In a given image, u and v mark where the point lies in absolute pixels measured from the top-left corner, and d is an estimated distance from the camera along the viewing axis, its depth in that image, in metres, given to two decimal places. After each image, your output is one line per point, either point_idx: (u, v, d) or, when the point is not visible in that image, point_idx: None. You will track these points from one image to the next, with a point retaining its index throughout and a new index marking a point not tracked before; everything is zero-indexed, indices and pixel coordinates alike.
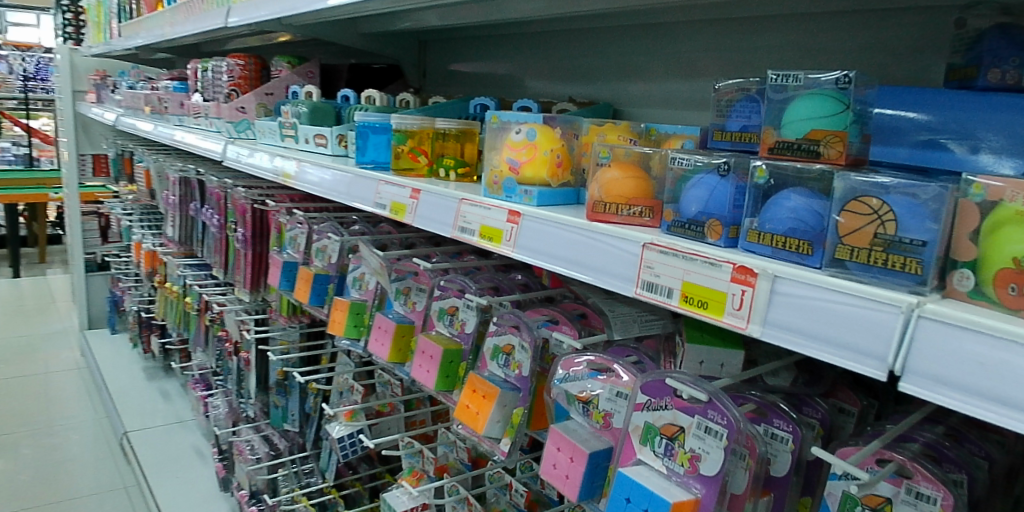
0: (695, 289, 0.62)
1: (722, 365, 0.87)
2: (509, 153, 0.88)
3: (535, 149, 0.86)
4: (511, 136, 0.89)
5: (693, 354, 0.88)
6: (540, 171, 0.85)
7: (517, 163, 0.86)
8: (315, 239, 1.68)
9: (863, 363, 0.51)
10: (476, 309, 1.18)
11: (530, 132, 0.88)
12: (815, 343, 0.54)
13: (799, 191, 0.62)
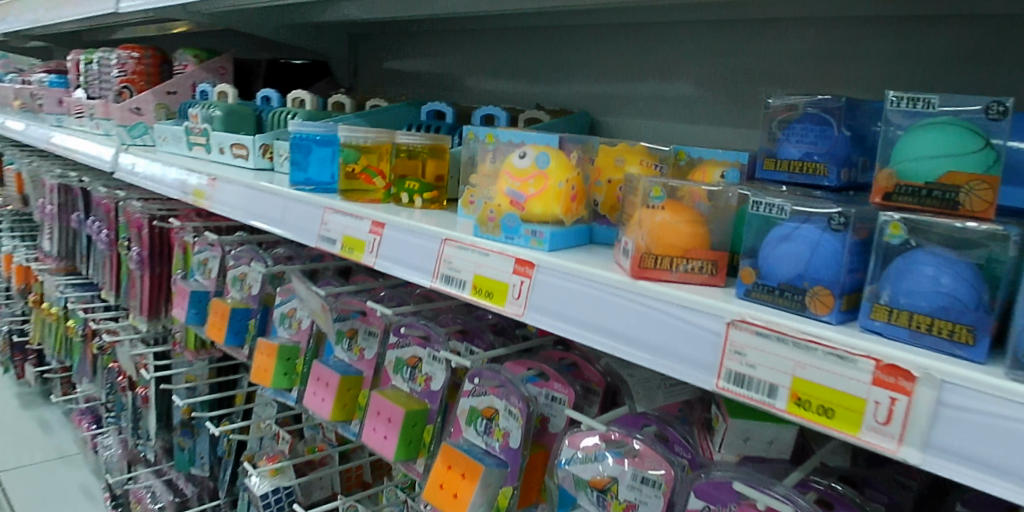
0: (814, 390, 0.46)
1: (770, 441, 0.71)
2: (514, 184, 0.69)
3: (547, 180, 0.68)
4: (514, 163, 0.71)
5: (738, 429, 0.71)
6: (555, 206, 0.67)
7: (524, 196, 0.68)
8: (231, 265, 1.42)
9: None
10: (445, 363, 0.97)
11: (541, 157, 0.70)
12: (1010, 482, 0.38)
13: (942, 255, 0.47)
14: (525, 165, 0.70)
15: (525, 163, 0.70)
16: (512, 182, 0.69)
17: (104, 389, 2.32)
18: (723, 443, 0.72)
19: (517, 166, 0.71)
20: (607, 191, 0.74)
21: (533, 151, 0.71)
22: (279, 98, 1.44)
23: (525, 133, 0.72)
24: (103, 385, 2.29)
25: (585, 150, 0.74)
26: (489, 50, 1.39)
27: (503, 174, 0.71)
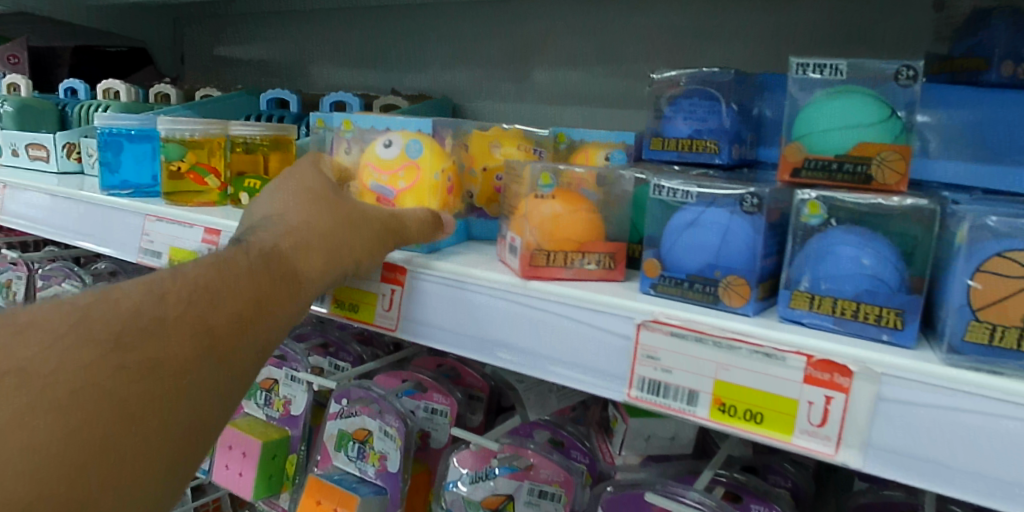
0: (739, 394, 0.40)
1: (671, 436, 0.66)
2: (381, 177, 0.60)
3: (420, 171, 0.59)
4: (379, 151, 0.61)
5: (637, 428, 0.66)
6: (431, 203, 0.59)
7: (393, 193, 0.59)
8: (39, 288, 1.20)
9: None
10: (306, 383, 0.85)
11: (411, 143, 0.59)
12: (952, 477, 0.36)
13: (864, 234, 0.43)
14: (391, 155, 0.60)
15: (392, 151, 0.60)
16: (379, 176, 0.60)
17: None
18: (625, 444, 0.67)
19: (381, 155, 0.60)
20: (481, 178, 0.65)
21: (400, 135, 0.60)
22: (86, 89, 1.21)
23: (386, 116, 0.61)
24: None
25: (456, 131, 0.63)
26: (333, 30, 1.25)
27: (365, 165, 0.61)
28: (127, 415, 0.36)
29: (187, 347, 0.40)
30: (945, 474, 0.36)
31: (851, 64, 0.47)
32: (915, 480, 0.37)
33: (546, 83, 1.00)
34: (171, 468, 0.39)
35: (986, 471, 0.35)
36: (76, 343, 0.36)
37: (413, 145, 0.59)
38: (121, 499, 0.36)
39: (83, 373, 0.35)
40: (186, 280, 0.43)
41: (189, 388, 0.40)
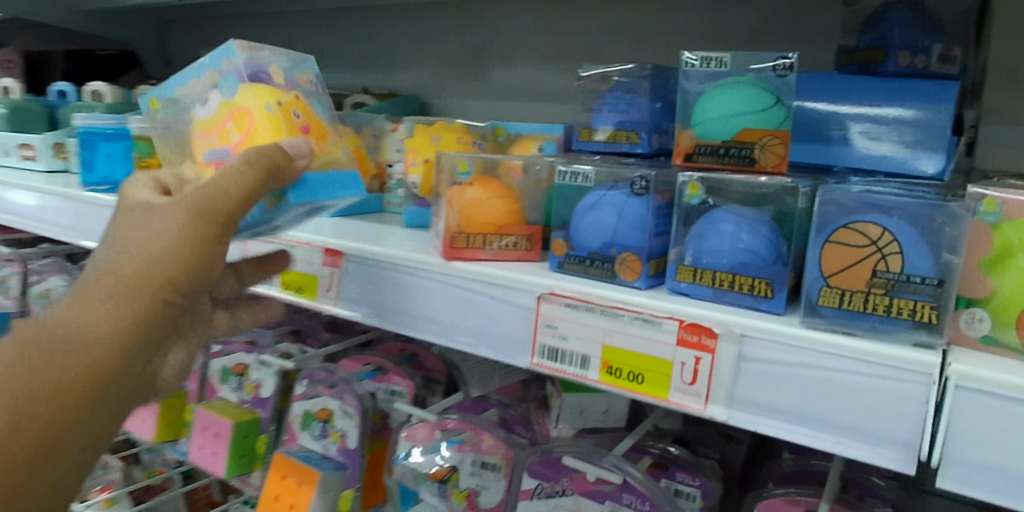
0: (623, 356, 0.45)
1: (604, 410, 0.71)
2: (212, 140, 0.58)
3: (241, 111, 0.57)
4: (200, 114, 0.60)
5: (572, 403, 0.71)
6: (266, 139, 0.56)
7: (230, 149, 0.57)
8: (32, 282, 1.25)
9: (879, 452, 0.38)
10: (274, 367, 0.90)
11: (225, 79, 0.60)
12: (807, 425, 0.40)
13: (741, 210, 0.47)
14: (214, 111, 0.59)
15: (211, 104, 0.60)
16: (210, 139, 0.58)
17: None
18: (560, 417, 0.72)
19: (203, 116, 0.60)
20: (317, 123, 0.62)
21: (214, 88, 0.60)
22: (74, 91, 1.26)
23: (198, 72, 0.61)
24: None
25: (280, 70, 0.63)
26: (311, 32, 1.30)
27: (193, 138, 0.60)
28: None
29: (21, 453, 0.36)
30: (800, 423, 0.40)
31: (734, 56, 0.51)
32: (773, 429, 0.41)
33: (507, 80, 1.04)
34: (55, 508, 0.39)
35: (835, 418, 0.39)
36: None
37: (226, 81, 0.60)
38: None
39: None
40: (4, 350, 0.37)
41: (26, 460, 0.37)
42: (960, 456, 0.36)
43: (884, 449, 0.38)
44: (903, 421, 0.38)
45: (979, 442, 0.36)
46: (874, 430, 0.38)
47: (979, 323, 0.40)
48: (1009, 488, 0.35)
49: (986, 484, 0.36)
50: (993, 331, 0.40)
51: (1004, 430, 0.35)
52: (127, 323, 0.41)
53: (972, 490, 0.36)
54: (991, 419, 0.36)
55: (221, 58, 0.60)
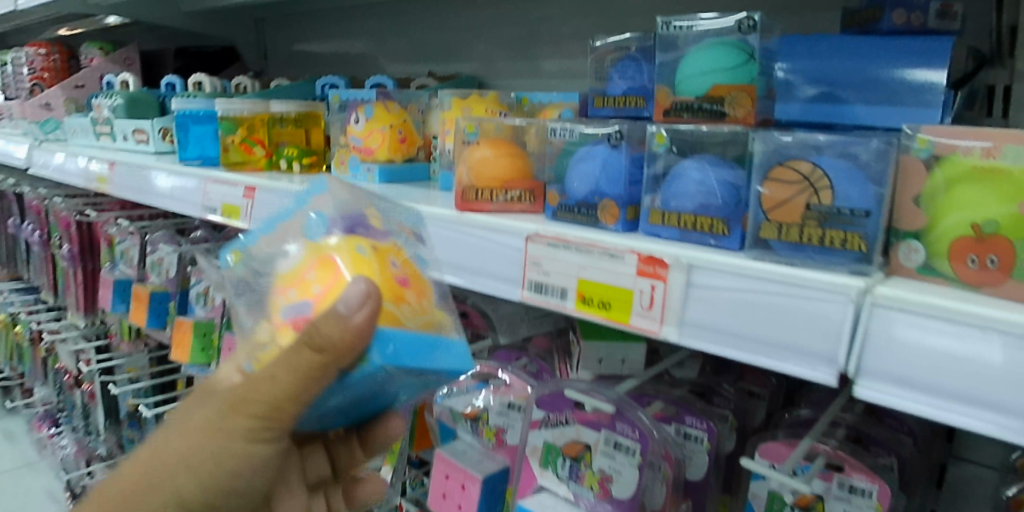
0: (594, 287, 0.51)
1: (623, 360, 0.79)
2: (285, 293, 0.47)
3: (327, 257, 0.48)
4: (270, 264, 0.50)
5: (591, 352, 0.79)
6: (358, 284, 0.46)
7: (310, 300, 0.46)
8: (149, 251, 1.43)
9: (807, 367, 0.42)
10: None
11: (314, 222, 0.52)
12: (757, 349, 0.44)
13: (704, 159, 0.52)
14: (290, 257, 0.49)
15: (287, 250, 0.51)
16: (281, 293, 0.47)
17: (44, 385, 2.25)
18: (581, 364, 0.79)
19: (275, 267, 0.50)
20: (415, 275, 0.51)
21: (293, 234, 0.52)
22: (183, 84, 1.43)
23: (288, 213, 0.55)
24: (41, 380, 2.22)
25: (377, 213, 0.56)
26: (386, 24, 1.42)
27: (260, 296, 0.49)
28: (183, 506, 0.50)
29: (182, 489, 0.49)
30: (751, 347, 0.44)
31: (700, 22, 0.56)
32: (718, 349, 0.45)
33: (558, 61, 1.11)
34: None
35: (780, 341, 0.43)
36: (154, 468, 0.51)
37: (315, 226, 0.51)
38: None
39: None
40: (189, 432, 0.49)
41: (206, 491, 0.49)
42: (886, 371, 0.39)
43: (824, 368, 0.41)
44: (838, 342, 0.41)
45: (905, 359, 0.39)
46: (813, 350, 0.42)
47: (914, 255, 0.44)
48: (927, 399, 0.38)
49: (910, 397, 0.38)
50: (927, 261, 0.43)
51: (926, 348, 0.38)
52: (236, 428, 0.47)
53: (906, 405, 0.39)
54: (914, 337, 0.39)
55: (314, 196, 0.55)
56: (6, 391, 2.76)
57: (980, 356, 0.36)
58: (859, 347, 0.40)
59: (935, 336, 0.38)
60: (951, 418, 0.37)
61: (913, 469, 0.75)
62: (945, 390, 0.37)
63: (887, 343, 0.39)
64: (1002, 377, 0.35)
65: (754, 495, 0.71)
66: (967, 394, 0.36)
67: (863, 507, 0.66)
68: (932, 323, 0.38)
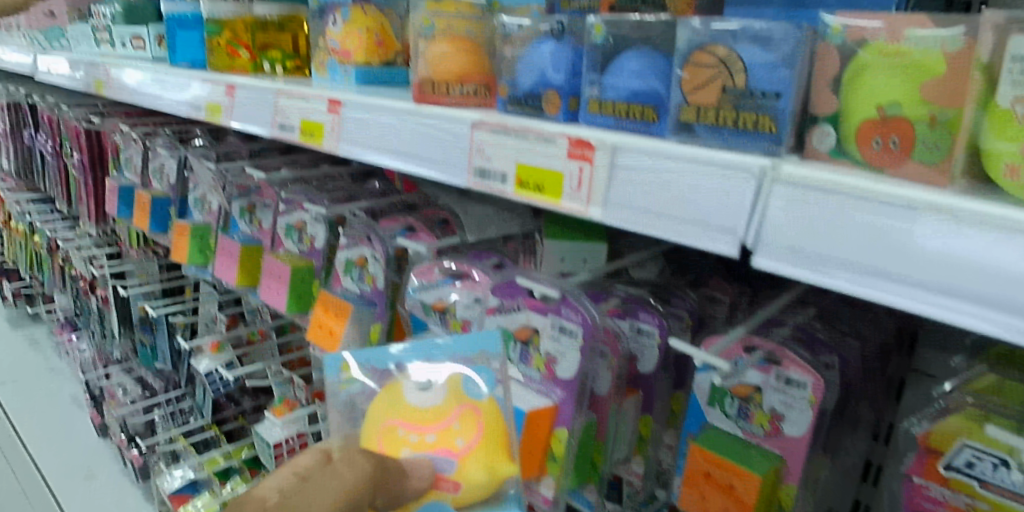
0: (530, 171, 0.54)
1: (585, 259, 0.87)
2: (428, 439, 0.58)
3: (476, 419, 0.60)
4: (419, 401, 0.60)
5: (554, 251, 0.86)
6: (497, 459, 0.58)
7: (453, 459, 0.57)
8: (151, 158, 1.46)
9: (713, 240, 0.45)
10: (325, 221, 1.04)
11: (473, 380, 0.62)
12: (678, 227, 0.47)
13: (642, 51, 0.54)
14: (439, 405, 0.61)
15: (437, 397, 0.61)
16: (427, 438, 0.58)
17: (63, 293, 2.34)
18: (544, 262, 0.86)
19: (422, 408, 0.60)
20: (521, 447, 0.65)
21: (441, 378, 0.62)
22: None
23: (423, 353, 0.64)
24: (60, 288, 2.31)
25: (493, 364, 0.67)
26: None
27: (398, 426, 0.59)
28: None
29: None
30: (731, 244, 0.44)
31: None
32: (637, 226, 0.48)
33: None
34: None
35: (760, 238, 0.43)
36: None
37: (475, 384, 0.62)
38: None
39: None
40: None
41: None
42: (798, 247, 0.42)
43: (802, 263, 0.42)
44: (817, 236, 0.41)
45: (879, 249, 0.39)
46: (793, 245, 0.42)
47: (827, 137, 0.47)
48: (888, 286, 0.39)
49: (877, 286, 0.39)
50: (838, 143, 0.47)
51: (902, 240, 0.38)
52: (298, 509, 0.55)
53: (825, 283, 0.41)
54: (890, 227, 0.39)
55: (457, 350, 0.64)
56: (31, 300, 2.87)
57: (888, 230, 0.39)
58: (836, 239, 0.40)
59: (911, 227, 0.38)
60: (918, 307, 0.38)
61: (854, 370, 0.78)
62: (857, 264, 0.40)
63: (864, 234, 0.39)
64: (973, 268, 0.36)
65: (698, 386, 0.75)
66: (926, 281, 0.37)
67: (797, 398, 0.69)
68: (910, 214, 0.38)
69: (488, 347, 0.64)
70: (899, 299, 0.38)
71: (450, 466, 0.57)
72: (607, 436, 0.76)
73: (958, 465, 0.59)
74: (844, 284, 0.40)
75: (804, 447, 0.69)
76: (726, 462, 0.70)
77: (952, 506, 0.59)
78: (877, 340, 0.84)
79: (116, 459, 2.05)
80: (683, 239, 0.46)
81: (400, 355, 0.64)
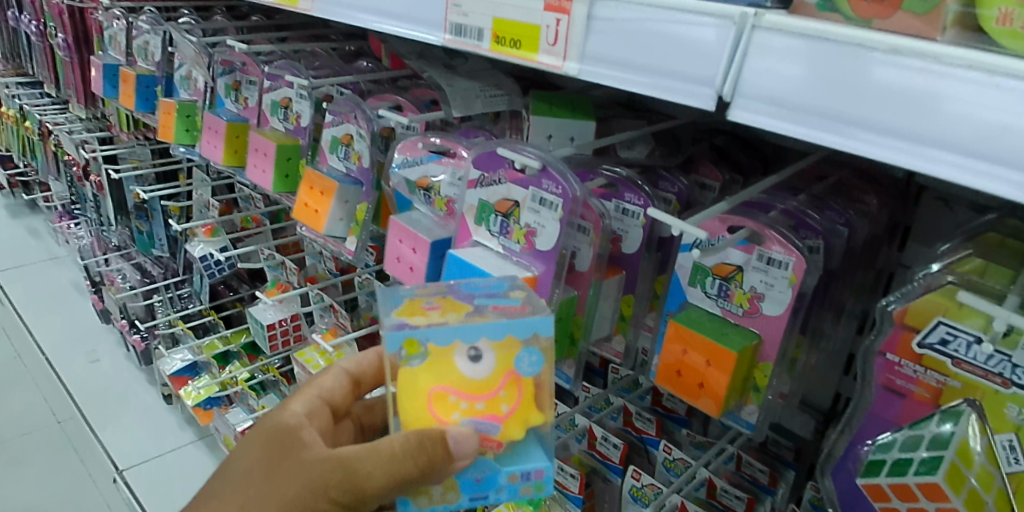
0: (507, 27, 0.58)
1: (571, 138, 0.87)
2: (478, 407, 0.58)
3: (522, 387, 0.59)
4: (472, 372, 0.58)
5: (541, 127, 0.85)
6: (537, 418, 0.59)
7: (498, 423, 0.58)
8: (134, 34, 1.41)
9: (691, 90, 0.49)
10: (310, 98, 1.01)
11: (525, 356, 0.59)
12: (656, 78, 0.50)
13: None
14: (491, 376, 0.59)
15: (490, 368, 0.59)
16: (477, 406, 0.58)
17: (58, 181, 2.33)
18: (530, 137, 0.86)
19: (474, 377, 0.59)
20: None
21: (494, 352, 0.59)
22: None
23: (479, 326, 0.59)
24: (54, 175, 2.30)
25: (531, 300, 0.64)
26: None
27: (450, 393, 0.58)
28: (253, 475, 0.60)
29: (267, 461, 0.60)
30: (766, 112, 0.46)
31: None
32: (617, 78, 0.52)
33: None
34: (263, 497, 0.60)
35: (794, 103, 0.44)
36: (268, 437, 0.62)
37: (526, 360, 0.59)
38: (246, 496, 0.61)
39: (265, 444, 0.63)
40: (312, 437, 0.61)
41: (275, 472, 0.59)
42: (794, 102, 0.44)
43: (830, 125, 0.43)
44: (848, 99, 0.42)
45: (905, 111, 0.40)
46: (822, 109, 0.43)
47: None
48: (912, 148, 0.40)
49: (896, 148, 0.41)
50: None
51: (931, 101, 0.39)
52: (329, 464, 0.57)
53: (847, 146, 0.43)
54: (920, 88, 0.39)
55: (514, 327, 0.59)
56: (28, 189, 2.87)
57: (896, 86, 0.40)
58: (866, 101, 0.41)
59: (943, 88, 0.39)
60: (932, 169, 0.40)
61: (838, 256, 0.77)
62: (868, 122, 0.42)
63: (894, 94, 0.40)
64: (989, 132, 0.38)
65: (680, 266, 0.75)
66: (950, 141, 0.39)
67: (778, 277, 0.69)
68: (947, 73, 0.39)
69: (542, 328, 0.59)
70: (910, 161, 0.40)
71: (495, 429, 0.58)
72: (587, 311, 0.77)
73: (932, 342, 0.58)
74: (860, 145, 0.42)
75: (781, 326, 0.70)
76: (704, 338, 0.70)
77: (922, 382, 0.60)
78: (868, 228, 0.83)
79: (119, 343, 2.10)
80: (671, 91, 0.49)
81: (455, 331, 0.58)
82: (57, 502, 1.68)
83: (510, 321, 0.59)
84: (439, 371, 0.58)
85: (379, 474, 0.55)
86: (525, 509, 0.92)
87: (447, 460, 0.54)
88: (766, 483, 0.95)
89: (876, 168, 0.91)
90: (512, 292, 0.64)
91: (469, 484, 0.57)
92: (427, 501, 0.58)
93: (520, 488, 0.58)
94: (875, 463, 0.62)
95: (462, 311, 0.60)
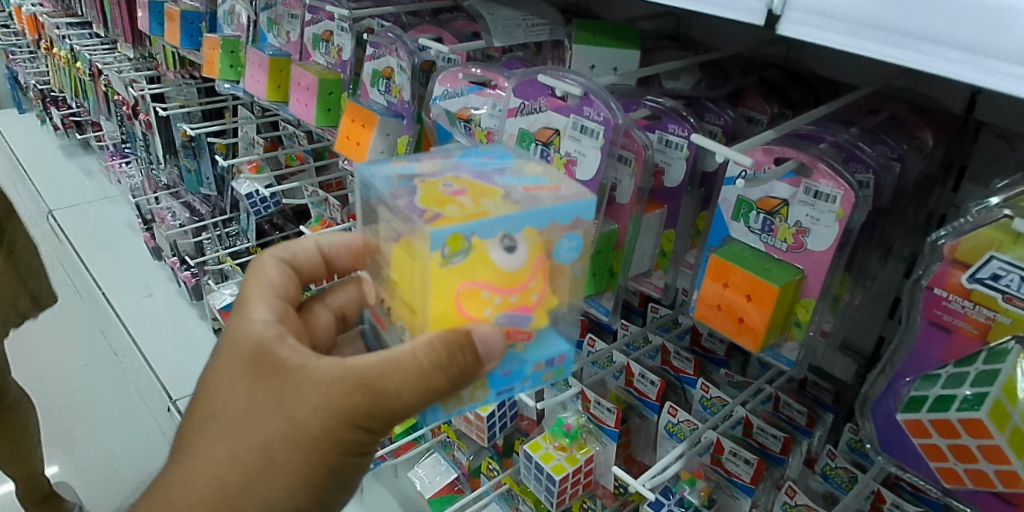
0: None
1: (614, 69, 0.85)
2: (511, 301, 0.55)
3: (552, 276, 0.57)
4: (507, 264, 0.54)
5: (584, 57, 0.84)
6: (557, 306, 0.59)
7: (529, 314, 0.57)
8: None
9: (741, 9, 0.50)
10: (351, 31, 1.00)
11: (565, 243, 0.57)
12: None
13: None
14: (529, 267, 0.55)
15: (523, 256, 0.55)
16: (510, 300, 0.55)
17: (109, 120, 2.38)
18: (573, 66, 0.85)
19: (510, 271, 0.55)
20: None
21: (530, 240, 0.55)
22: None
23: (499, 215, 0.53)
24: (106, 114, 2.36)
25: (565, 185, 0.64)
26: None
27: (483, 289, 0.54)
28: (280, 433, 0.55)
29: (294, 419, 0.54)
30: (819, 26, 0.45)
31: None
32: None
33: None
34: (298, 448, 0.55)
35: (847, 16, 0.44)
36: (257, 390, 0.56)
37: (565, 246, 0.57)
38: (287, 462, 0.55)
39: (259, 408, 0.56)
40: (314, 379, 0.54)
41: (301, 419, 0.54)
42: (849, 15, 0.44)
43: (883, 38, 0.42)
44: (899, 9, 0.41)
45: (962, 20, 0.39)
46: (876, 20, 0.43)
47: None
48: (977, 63, 0.39)
49: (955, 61, 0.40)
50: None
51: (987, 10, 0.38)
52: (356, 391, 0.53)
53: (907, 59, 0.42)
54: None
55: (578, 214, 0.57)
56: (80, 128, 2.94)
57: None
58: (924, 12, 0.40)
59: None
60: (994, 81, 0.39)
61: (888, 194, 0.74)
62: (930, 36, 0.41)
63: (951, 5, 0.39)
64: None
65: (724, 200, 0.74)
66: (1014, 52, 0.38)
67: (824, 211, 0.67)
68: None
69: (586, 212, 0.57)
70: (973, 77, 0.40)
71: (526, 322, 0.57)
72: (627, 245, 0.76)
73: (983, 278, 0.56)
74: (919, 59, 0.41)
75: (826, 262, 0.68)
76: (747, 273, 0.68)
77: (970, 318, 0.58)
78: (921, 165, 0.79)
79: (171, 279, 2.18)
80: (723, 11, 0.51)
81: (501, 222, 0.53)
82: (117, 433, 1.78)
83: (548, 197, 0.57)
84: (470, 253, 0.53)
85: (412, 392, 0.52)
86: (562, 441, 0.97)
87: (478, 365, 0.53)
88: (803, 424, 0.94)
89: (933, 103, 0.86)
90: (530, 167, 0.63)
91: (498, 380, 0.58)
92: (455, 404, 0.59)
93: (542, 375, 0.60)
94: (916, 402, 0.60)
95: (496, 197, 0.56)
